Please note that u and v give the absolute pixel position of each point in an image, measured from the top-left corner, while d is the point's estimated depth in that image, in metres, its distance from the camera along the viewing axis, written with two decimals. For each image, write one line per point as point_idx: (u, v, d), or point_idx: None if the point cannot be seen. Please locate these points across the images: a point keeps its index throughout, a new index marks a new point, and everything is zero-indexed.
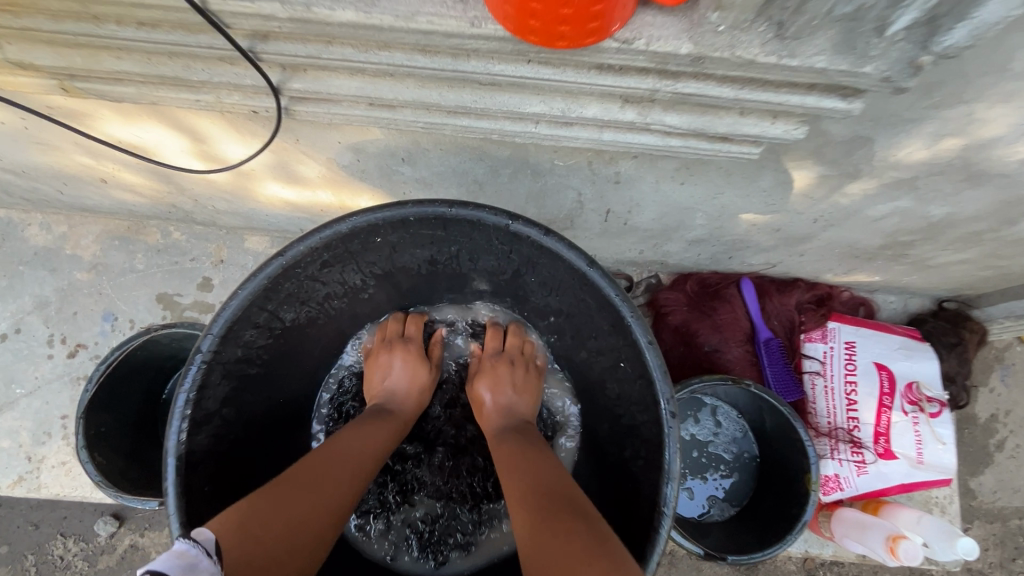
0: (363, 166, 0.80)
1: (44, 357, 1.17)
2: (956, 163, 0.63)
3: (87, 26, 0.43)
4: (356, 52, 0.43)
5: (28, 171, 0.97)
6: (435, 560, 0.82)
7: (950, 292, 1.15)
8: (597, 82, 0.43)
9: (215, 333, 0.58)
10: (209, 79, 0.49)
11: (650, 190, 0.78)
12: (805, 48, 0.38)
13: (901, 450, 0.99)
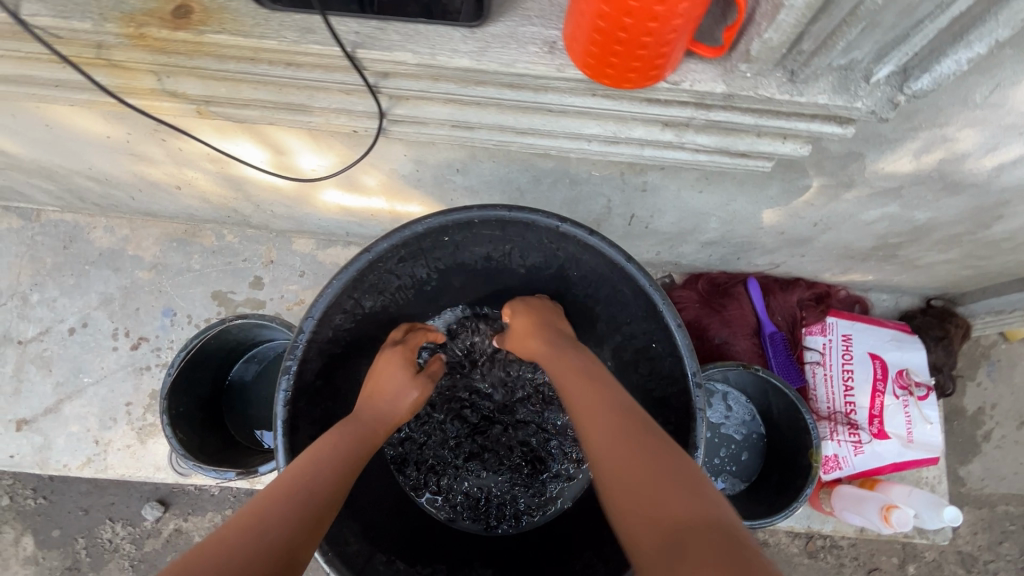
0: (421, 175, 0.90)
1: (110, 349, 1.27)
2: (933, 174, 0.74)
3: (243, 65, 0.54)
4: (456, 88, 0.54)
5: (110, 179, 1.08)
6: (486, 523, 0.88)
7: (936, 291, 1.27)
8: (647, 111, 0.55)
9: (315, 317, 0.69)
10: (327, 105, 0.60)
11: (672, 197, 0.89)
12: (811, 89, 0.50)
13: (894, 431, 1.10)
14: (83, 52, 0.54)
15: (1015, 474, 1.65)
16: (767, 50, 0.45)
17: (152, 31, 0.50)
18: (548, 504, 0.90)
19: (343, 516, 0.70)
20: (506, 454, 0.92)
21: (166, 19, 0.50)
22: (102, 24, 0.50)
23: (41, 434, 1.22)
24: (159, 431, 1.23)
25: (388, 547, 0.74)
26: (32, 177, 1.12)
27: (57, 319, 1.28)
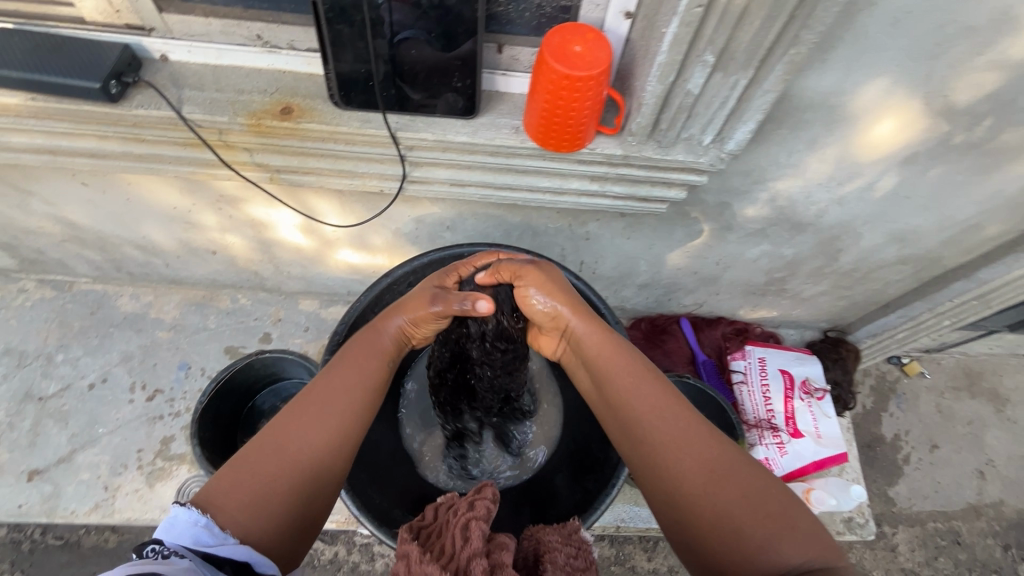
0: (419, 233, 1.18)
1: (126, 402, 1.40)
2: (781, 217, 1.08)
3: (317, 144, 0.82)
4: (457, 156, 0.84)
5: (155, 247, 1.31)
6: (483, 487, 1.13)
7: (828, 323, 1.59)
8: (579, 168, 0.86)
9: (347, 322, 0.92)
10: (367, 171, 0.88)
11: (609, 243, 1.20)
12: (673, 151, 0.81)
13: (806, 430, 1.35)
14: (210, 136, 0.81)
15: (936, 492, 1.87)
16: (641, 127, 0.77)
17: (266, 122, 0.78)
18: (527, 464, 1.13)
19: (364, 482, 0.96)
20: (493, 388, 0.99)
21: (276, 115, 0.78)
22: (235, 118, 0.77)
23: (51, 483, 1.32)
24: (167, 475, 1.33)
25: (400, 508, 1.01)
26: (85, 247, 1.33)
27: (78, 376, 1.42)
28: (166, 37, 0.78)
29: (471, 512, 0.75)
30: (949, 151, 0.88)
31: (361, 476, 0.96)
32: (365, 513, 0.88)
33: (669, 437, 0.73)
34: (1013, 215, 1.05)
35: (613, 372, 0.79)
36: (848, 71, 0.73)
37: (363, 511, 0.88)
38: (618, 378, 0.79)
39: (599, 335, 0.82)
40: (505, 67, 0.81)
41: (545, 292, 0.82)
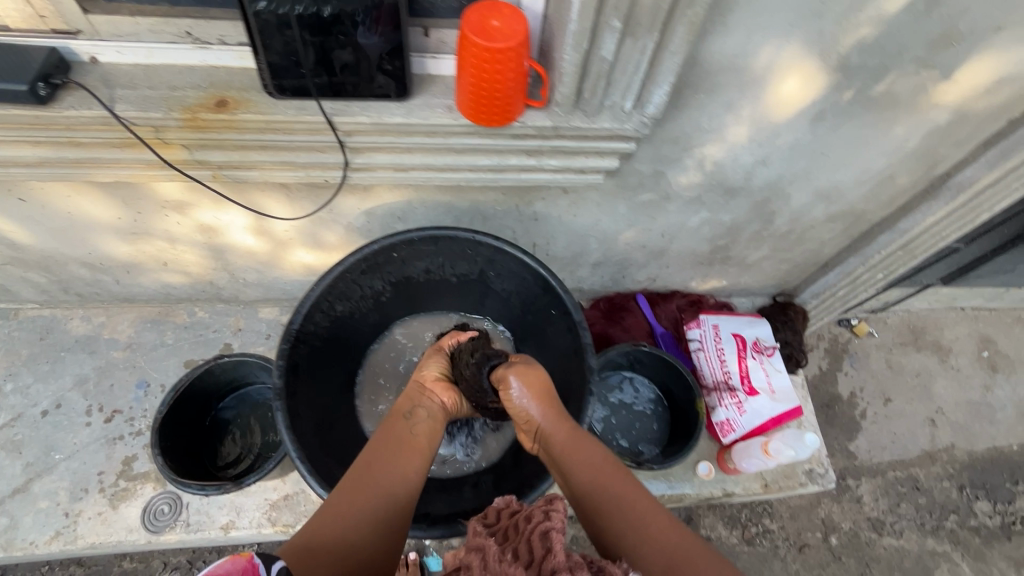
0: (372, 226, 1.20)
1: (83, 425, 1.36)
2: (713, 183, 1.14)
3: (256, 135, 0.84)
4: (395, 138, 0.87)
5: (103, 263, 1.29)
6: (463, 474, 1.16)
7: (776, 288, 1.67)
8: (514, 143, 0.90)
9: (302, 311, 0.93)
10: (309, 161, 0.90)
11: (557, 222, 1.24)
12: (599, 119, 0.86)
13: (761, 387, 1.42)
14: (146, 134, 0.82)
15: (893, 443, 1.97)
16: (565, 97, 0.81)
17: (202, 115, 0.79)
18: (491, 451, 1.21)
19: (327, 464, 0.95)
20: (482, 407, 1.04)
21: (211, 108, 0.80)
22: (170, 113, 0.78)
23: (7, 515, 1.27)
24: (131, 495, 1.29)
25: None
26: (28, 269, 1.30)
27: (30, 403, 1.37)
28: (95, 39, 0.79)
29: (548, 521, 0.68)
30: (851, 105, 0.96)
31: (325, 459, 0.95)
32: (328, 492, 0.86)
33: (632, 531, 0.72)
34: (920, 165, 1.14)
35: (582, 471, 0.82)
36: (748, 33, 0.80)
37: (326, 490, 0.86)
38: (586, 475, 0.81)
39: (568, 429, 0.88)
40: (434, 51, 0.85)
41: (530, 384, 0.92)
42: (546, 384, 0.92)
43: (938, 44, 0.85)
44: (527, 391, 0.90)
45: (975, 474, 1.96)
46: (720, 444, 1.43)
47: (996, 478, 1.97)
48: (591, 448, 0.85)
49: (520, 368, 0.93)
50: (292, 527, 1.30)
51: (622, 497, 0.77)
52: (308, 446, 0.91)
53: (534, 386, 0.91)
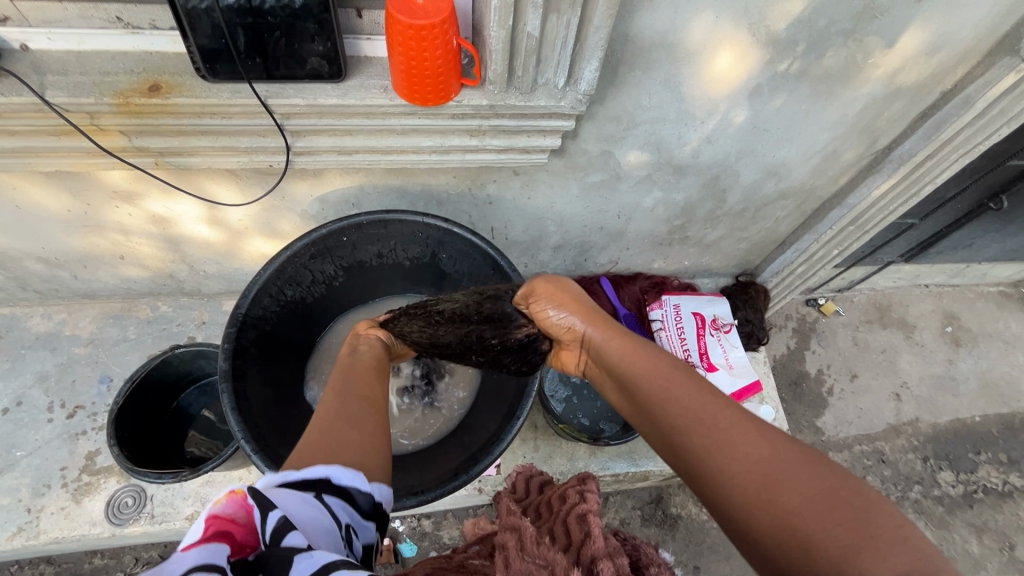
0: (326, 213, 1.21)
1: (45, 421, 1.36)
2: (662, 161, 1.16)
3: (193, 120, 0.84)
4: (334, 120, 0.88)
5: (58, 257, 1.28)
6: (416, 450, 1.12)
7: (738, 268, 1.70)
8: (453, 123, 0.91)
9: (248, 296, 0.94)
10: (251, 145, 0.91)
11: (512, 205, 1.26)
12: (535, 97, 0.87)
13: (720, 363, 1.45)
14: (80, 120, 0.82)
15: (859, 418, 2.01)
16: (498, 75, 0.82)
17: (135, 100, 0.79)
18: (445, 423, 1.14)
19: (275, 443, 0.95)
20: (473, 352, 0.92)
21: (144, 93, 0.80)
22: (101, 98, 0.78)
23: None
24: (95, 489, 1.29)
25: None
26: None
27: None
28: (24, 25, 0.79)
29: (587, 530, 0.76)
30: (787, 80, 0.98)
31: (273, 439, 0.95)
32: (272, 469, 0.86)
33: (709, 443, 0.57)
34: (862, 139, 1.17)
35: (642, 377, 0.67)
36: (675, 8, 0.81)
37: (270, 467, 0.86)
38: (648, 383, 0.66)
39: (622, 338, 0.75)
40: (369, 33, 0.86)
41: (557, 304, 0.81)
42: (581, 297, 0.81)
43: (863, 16, 0.87)
44: (558, 302, 0.81)
45: (938, 446, 2.01)
46: None
47: (959, 449, 2.02)
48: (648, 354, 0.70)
49: (548, 284, 0.83)
50: None
51: (691, 407, 0.61)
52: (254, 427, 0.91)
53: (568, 298, 0.81)
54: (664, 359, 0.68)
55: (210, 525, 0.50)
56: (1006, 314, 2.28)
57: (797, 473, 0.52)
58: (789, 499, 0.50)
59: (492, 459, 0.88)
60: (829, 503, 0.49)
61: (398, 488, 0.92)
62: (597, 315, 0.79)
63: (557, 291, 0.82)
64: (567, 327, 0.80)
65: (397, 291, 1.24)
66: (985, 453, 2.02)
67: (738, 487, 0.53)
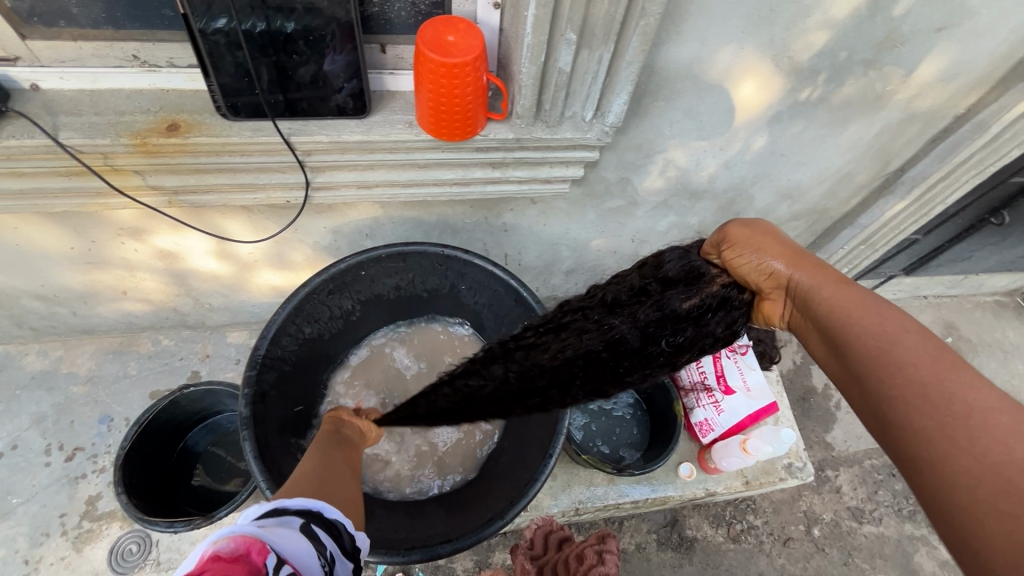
0: (339, 244, 1.18)
1: (42, 465, 1.30)
2: (680, 186, 1.16)
3: (210, 158, 0.82)
4: (356, 156, 0.86)
5: (58, 294, 1.24)
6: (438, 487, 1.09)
7: None
8: (477, 156, 0.89)
9: (267, 336, 0.90)
10: (269, 182, 0.88)
11: (528, 231, 1.24)
12: (561, 129, 0.86)
13: (736, 386, 1.41)
14: (94, 161, 0.78)
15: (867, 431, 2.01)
16: (525, 109, 0.81)
17: (152, 139, 0.76)
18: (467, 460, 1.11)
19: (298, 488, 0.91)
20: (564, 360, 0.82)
21: (162, 132, 0.77)
22: (117, 139, 0.76)
23: None
24: (96, 536, 1.24)
25: None
26: None
27: None
28: (35, 65, 0.76)
29: None
30: (807, 107, 0.99)
31: None
32: None
33: (932, 417, 0.52)
34: (875, 162, 1.18)
35: (885, 336, 0.57)
36: (702, 40, 0.81)
37: None
38: (867, 341, 0.57)
39: (838, 288, 0.62)
40: (392, 67, 0.84)
41: (767, 250, 0.67)
42: (785, 241, 0.67)
43: (884, 46, 0.88)
44: (756, 240, 0.68)
45: None
46: (700, 444, 1.47)
47: None
48: (894, 311, 0.59)
49: (743, 226, 0.70)
50: None
51: (947, 384, 0.52)
52: (277, 473, 0.88)
53: (774, 244, 0.68)
54: (912, 321, 0.57)
55: (209, 566, 0.47)
56: (1003, 323, 2.31)
57: None
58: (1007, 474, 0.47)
59: (525, 503, 0.85)
60: None
61: (432, 535, 0.90)
62: (816, 263, 0.65)
63: (756, 236, 0.68)
64: (768, 273, 0.67)
65: (413, 322, 1.21)
66: None
67: (959, 463, 0.49)
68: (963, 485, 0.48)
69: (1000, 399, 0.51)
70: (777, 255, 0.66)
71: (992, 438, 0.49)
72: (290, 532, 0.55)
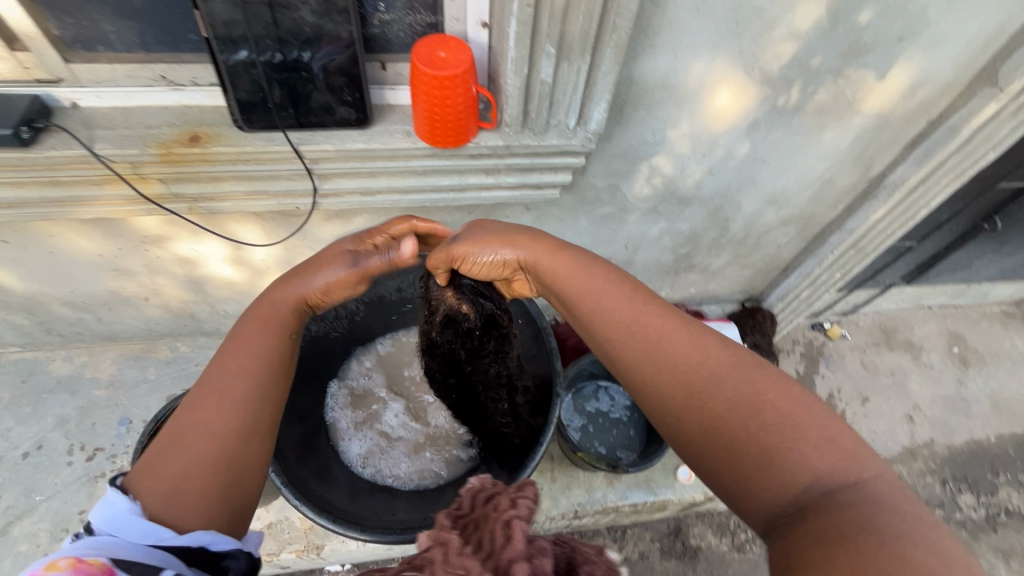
0: None
1: (64, 464, 1.36)
2: (667, 193, 1.22)
3: (228, 167, 0.90)
4: (360, 163, 0.93)
5: (85, 301, 1.32)
6: (439, 479, 1.14)
7: (743, 294, 1.74)
8: (470, 162, 0.96)
9: None
10: (280, 189, 0.96)
11: None
12: (548, 137, 0.93)
13: None
14: (124, 170, 0.87)
15: (873, 441, 2.00)
16: (513, 118, 0.89)
17: (176, 150, 0.85)
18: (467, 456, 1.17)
19: (305, 475, 0.97)
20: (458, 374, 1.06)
21: (185, 143, 0.86)
22: (145, 149, 0.84)
23: None
24: None
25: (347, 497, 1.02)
26: (11, 311, 1.33)
27: (10, 446, 1.37)
28: (75, 86, 0.85)
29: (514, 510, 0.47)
30: (782, 114, 1.05)
31: (303, 472, 0.97)
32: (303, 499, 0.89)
33: (657, 368, 0.67)
34: (856, 167, 1.22)
35: (629, 323, 0.70)
36: (675, 52, 0.88)
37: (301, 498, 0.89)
38: (621, 330, 0.70)
39: (572, 270, 0.75)
40: (392, 83, 0.93)
41: (487, 245, 0.79)
42: (496, 231, 0.80)
43: (849, 55, 0.94)
44: (482, 242, 0.79)
45: (956, 468, 1.99)
46: None
47: (977, 470, 2.00)
48: (628, 297, 0.72)
49: (467, 240, 0.79)
50: (277, 555, 1.30)
51: (675, 349, 0.67)
52: (284, 458, 0.94)
53: (496, 241, 0.79)
54: (645, 301, 0.71)
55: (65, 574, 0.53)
56: (1011, 333, 2.29)
57: (747, 407, 0.60)
58: (714, 400, 0.62)
59: None
60: (779, 431, 0.58)
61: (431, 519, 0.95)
62: (519, 242, 0.79)
63: (477, 239, 0.79)
64: (502, 262, 0.79)
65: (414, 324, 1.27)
66: (1003, 474, 2.00)
67: (686, 403, 0.64)
68: (676, 408, 0.65)
69: (722, 349, 0.66)
70: (500, 246, 0.79)
71: (708, 379, 0.63)
72: (164, 543, 0.58)
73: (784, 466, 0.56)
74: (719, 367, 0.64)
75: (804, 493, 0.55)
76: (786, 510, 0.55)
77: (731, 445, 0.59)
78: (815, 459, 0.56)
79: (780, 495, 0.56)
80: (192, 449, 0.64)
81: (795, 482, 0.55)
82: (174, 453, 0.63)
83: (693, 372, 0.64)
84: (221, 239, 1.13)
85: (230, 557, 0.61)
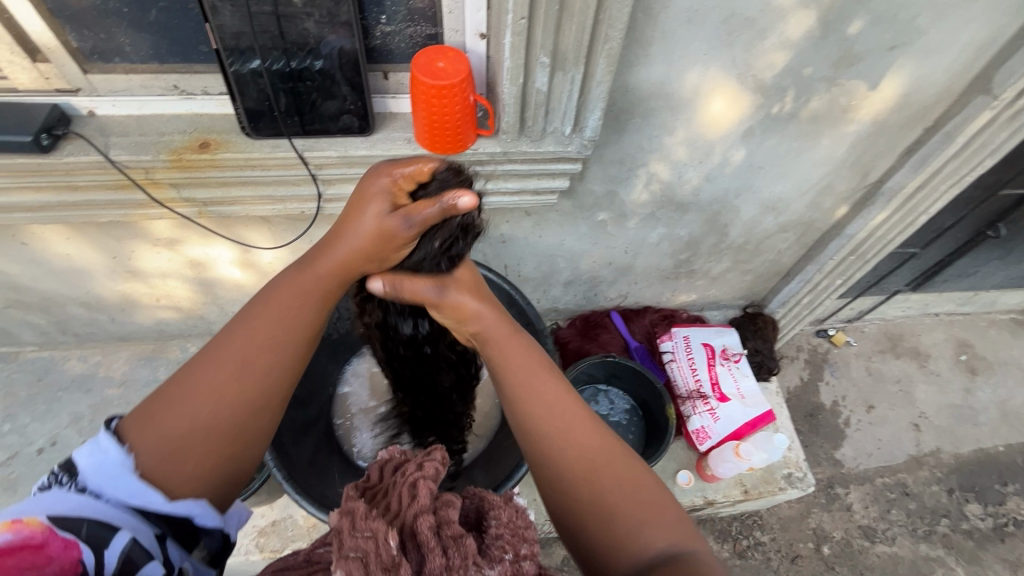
0: None
1: None
2: (665, 199, 1.23)
3: (235, 172, 0.93)
4: (362, 169, 0.97)
5: (100, 302, 1.37)
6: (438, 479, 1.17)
7: (745, 300, 1.74)
8: (470, 169, 0.99)
9: None
10: (286, 194, 1.00)
11: (524, 243, 1.33)
12: (544, 144, 0.95)
13: (731, 393, 1.47)
14: (137, 175, 0.91)
15: (878, 449, 1.98)
16: (510, 125, 0.91)
17: (187, 156, 0.89)
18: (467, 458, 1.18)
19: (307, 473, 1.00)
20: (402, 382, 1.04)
21: (195, 150, 0.90)
22: (158, 156, 0.88)
23: None
24: None
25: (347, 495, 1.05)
26: (29, 311, 1.38)
27: (26, 442, 1.42)
28: (93, 95, 0.90)
29: (418, 473, 0.62)
30: (777, 122, 1.06)
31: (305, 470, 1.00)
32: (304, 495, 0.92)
33: (552, 426, 0.67)
34: (853, 174, 1.23)
35: (519, 376, 0.70)
36: (668, 62, 0.90)
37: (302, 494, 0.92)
38: (517, 381, 0.70)
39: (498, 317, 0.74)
40: (395, 91, 0.96)
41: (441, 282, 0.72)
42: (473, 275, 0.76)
43: (842, 64, 0.96)
44: (457, 281, 0.73)
45: (963, 477, 1.97)
46: (698, 453, 1.49)
47: (985, 480, 1.98)
48: (532, 357, 0.72)
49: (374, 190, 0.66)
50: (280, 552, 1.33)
51: (569, 419, 0.67)
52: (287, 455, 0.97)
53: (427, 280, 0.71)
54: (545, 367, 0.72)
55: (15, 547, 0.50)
56: (1020, 341, 2.27)
57: (622, 474, 0.63)
58: (584, 468, 0.63)
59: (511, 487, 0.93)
60: (643, 504, 0.61)
61: None
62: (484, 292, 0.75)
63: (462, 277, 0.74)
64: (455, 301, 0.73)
65: None
66: (1012, 484, 1.98)
67: (565, 465, 0.64)
68: (561, 471, 0.64)
69: (598, 426, 0.67)
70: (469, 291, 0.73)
71: (583, 450, 0.64)
72: (150, 507, 0.54)
73: (640, 534, 0.59)
74: (606, 445, 0.65)
75: (651, 558, 0.58)
76: (639, 571, 0.57)
77: (604, 509, 0.61)
78: (667, 529, 0.60)
79: (628, 557, 0.58)
80: (195, 415, 0.56)
81: (637, 550, 0.58)
82: (180, 410, 0.56)
83: (573, 434, 0.65)
84: (229, 242, 1.17)
85: (207, 534, 0.59)
